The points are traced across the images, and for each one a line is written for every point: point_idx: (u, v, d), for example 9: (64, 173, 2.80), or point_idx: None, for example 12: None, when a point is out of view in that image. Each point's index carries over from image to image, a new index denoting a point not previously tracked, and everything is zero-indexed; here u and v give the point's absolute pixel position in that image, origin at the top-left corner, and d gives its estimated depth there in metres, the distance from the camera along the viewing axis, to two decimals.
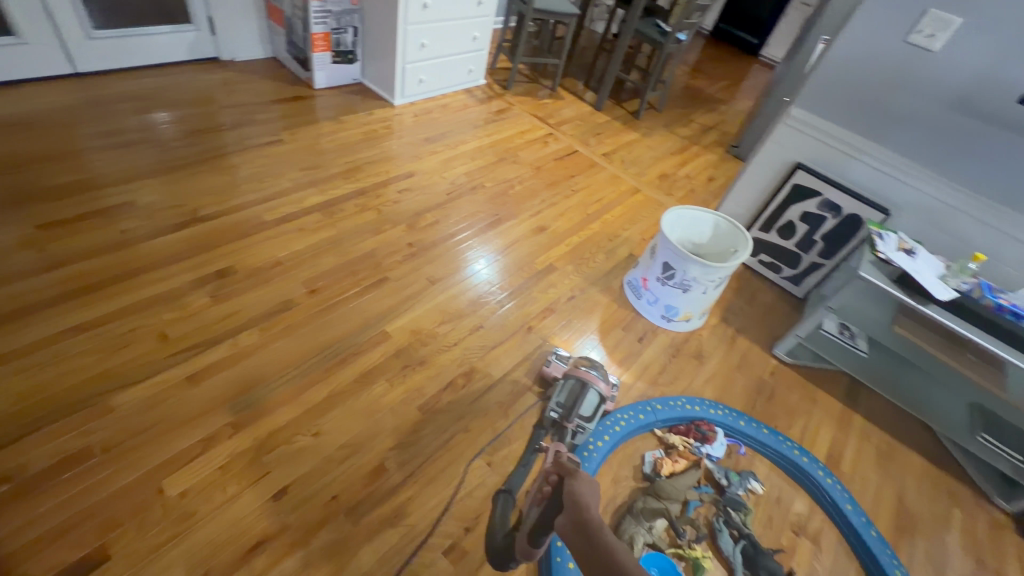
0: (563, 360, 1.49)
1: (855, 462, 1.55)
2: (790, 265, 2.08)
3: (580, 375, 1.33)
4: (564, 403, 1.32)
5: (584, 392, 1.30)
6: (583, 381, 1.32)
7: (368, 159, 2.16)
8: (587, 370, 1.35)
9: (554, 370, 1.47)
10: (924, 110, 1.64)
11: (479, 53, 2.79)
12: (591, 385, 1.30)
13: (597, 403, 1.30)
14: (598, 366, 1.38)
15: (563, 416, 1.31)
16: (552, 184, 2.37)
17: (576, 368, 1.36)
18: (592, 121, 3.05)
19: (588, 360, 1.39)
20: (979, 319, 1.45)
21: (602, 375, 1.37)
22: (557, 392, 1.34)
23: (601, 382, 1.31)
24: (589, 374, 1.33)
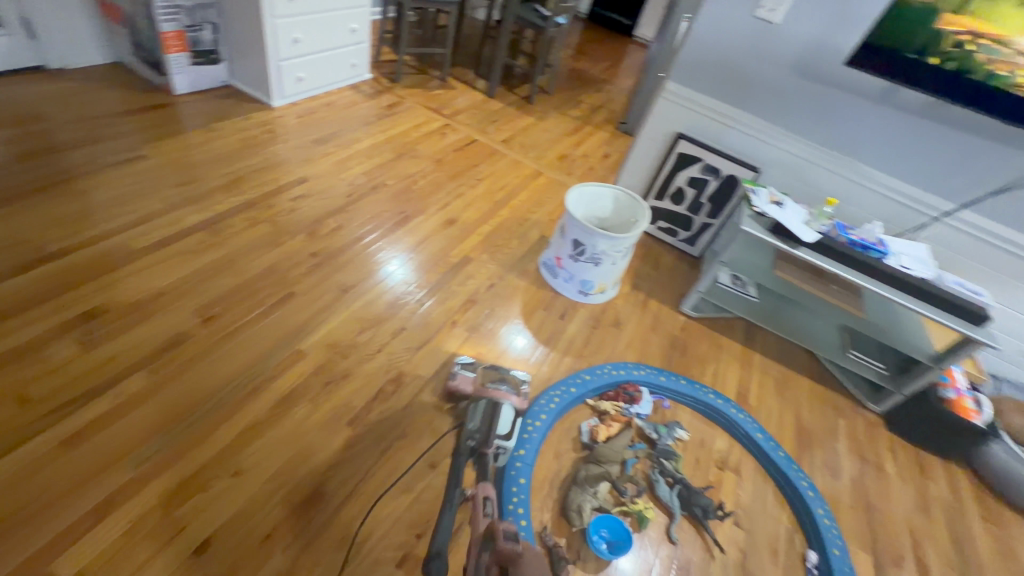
0: (468, 370, 1.44)
1: (760, 395, 1.74)
2: (685, 228, 2.26)
3: (490, 395, 1.36)
4: (480, 428, 1.31)
5: (498, 410, 1.34)
6: (494, 400, 1.36)
7: (252, 167, 1.98)
8: (497, 389, 1.39)
9: (462, 383, 1.40)
10: (775, 77, 1.85)
11: (360, 46, 2.65)
12: (504, 402, 1.36)
13: (510, 419, 1.35)
14: (505, 376, 1.45)
15: (481, 444, 1.28)
16: (456, 176, 2.34)
17: (483, 389, 1.38)
18: (486, 108, 3.05)
19: (492, 374, 1.45)
20: (838, 256, 1.67)
21: (511, 388, 1.43)
22: (471, 419, 1.32)
23: (513, 396, 1.38)
24: (498, 391, 1.38)
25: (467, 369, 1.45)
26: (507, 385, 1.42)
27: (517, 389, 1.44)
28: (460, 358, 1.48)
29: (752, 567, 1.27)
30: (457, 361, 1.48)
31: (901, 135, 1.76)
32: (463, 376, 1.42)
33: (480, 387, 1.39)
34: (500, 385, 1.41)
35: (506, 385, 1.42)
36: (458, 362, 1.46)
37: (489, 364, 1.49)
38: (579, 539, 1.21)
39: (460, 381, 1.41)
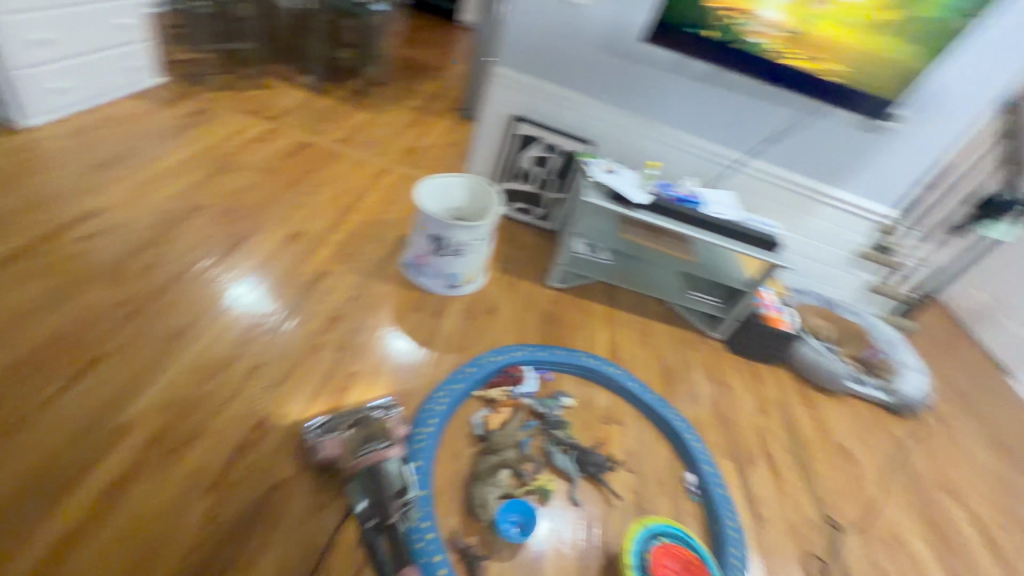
0: (329, 435, 1.21)
1: (627, 347, 1.91)
2: (538, 205, 2.35)
3: (364, 459, 1.16)
4: (371, 502, 1.13)
5: (381, 469, 1.16)
6: (371, 461, 1.17)
7: (11, 209, 1.56)
8: (369, 452, 1.17)
9: (328, 454, 1.19)
10: (589, 56, 1.99)
11: (136, 46, 2.22)
12: (383, 459, 1.17)
13: (399, 467, 1.18)
14: (371, 426, 1.23)
15: (382, 516, 1.12)
16: (292, 184, 2.12)
17: (354, 457, 1.17)
18: (316, 107, 2.81)
19: (356, 430, 1.22)
20: (666, 211, 1.89)
21: (386, 441, 1.21)
22: (357, 499, 1.13)
23: (389, 446, 1.19)
24: (370, 450, 1.18)
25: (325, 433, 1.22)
26: (377, 436, 1.21)
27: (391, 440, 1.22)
28: (310, 424, 1.24)
29: (646, 503, 1.41)
30: (308, 428, 1.24)
31: (696, 100, 2.02)
32: (325, 445, 1.20)
33: (350, 456, 1.17)
34: (370, 441, 1.19)
35: (377, 436, 1.21)
36: (311, 430, 1.22)
37: (348, 416, 1.26)
38: (490, 531, 1.21)
39: (326, 452, 1.19)
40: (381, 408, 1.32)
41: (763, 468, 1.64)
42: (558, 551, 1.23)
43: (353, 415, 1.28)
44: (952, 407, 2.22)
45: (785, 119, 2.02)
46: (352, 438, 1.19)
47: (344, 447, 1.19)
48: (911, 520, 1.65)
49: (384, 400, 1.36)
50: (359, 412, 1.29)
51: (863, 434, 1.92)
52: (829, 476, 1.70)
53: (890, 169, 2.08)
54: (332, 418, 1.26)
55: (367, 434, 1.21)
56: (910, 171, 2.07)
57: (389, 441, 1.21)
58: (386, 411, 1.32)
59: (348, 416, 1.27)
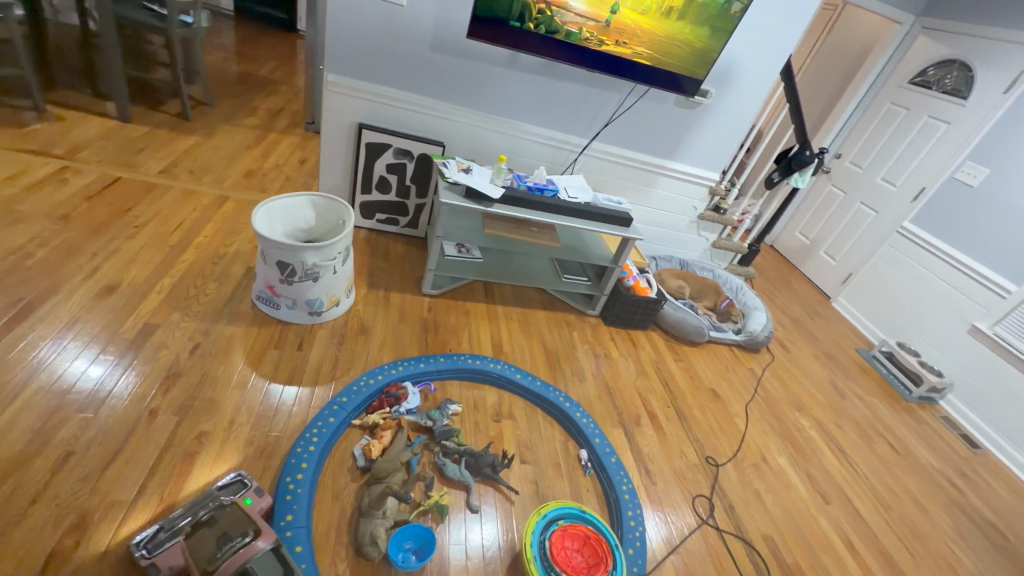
0: (162, 545, 0.98)
1: (510, 340, 1.93)
2: (402, 214, 2.28)
3: (225, 565, 0.91)
4: None
5: (250, 568, 0.91)
6: (235, 563, 0.91)
7: None
8: (230, 555, 0.92)
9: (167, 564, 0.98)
10: (421, 56, 1.96)
11: None
12: (252, 555, 0.93)
13: (274, 556, 0.95)
14: (224, 519, 0.98)
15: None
16: (100, 228, 1.80)
17: (209, 568, 0.91)
18: (126, 135, 2.42)
19: (205, 534, 0.96)
20: (523, 202, 1.93)
21: (248, 533, 0.97)
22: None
23: (255, 537, 0.95)
24: (231, 551, 0.93)
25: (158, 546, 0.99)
26: (237, 531, 0.97)
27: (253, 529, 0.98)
28: (134, 540, 0.99)
29: (544, 489, 1.42)
30: (132, 546, 0.99)
31: (534, 92, 2.09)
32: (163, 560, 0.97)
33: (204, 568, 0.91)
34: (228, 540, 0.95)
35: (236, 532, 0.97)
36: (135, 548, 0.97)
37: (188, 515, 1.05)
38: (384, 566, 1.13)
39: (166, 567, 0.98)
40: (232, 488, 1.12)
41: (647, 428, 1.75)
42: (462, 564, 1.18)
43: (197, 509, 1.07)
44: (791, 335, 2.59)
45: (616, 103, 2.18)
46: (202, 546, 0.94)
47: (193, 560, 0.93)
48: (772, 440, 1.88)
49: (232, 476, 1.14)
50: (202, 502, 1.08)
51: (726, 374, 2.15)
52: (704, 420, 1.87)
53: (709, 139, 2.35)
54: (167, 522, 1.03)
55: (223, 534, 0.96)
56: (725, 139, 2.36)
57: (254, 531, 0.98)
58: (238, 489, 1.12)
59: (188, 514, 1.05)
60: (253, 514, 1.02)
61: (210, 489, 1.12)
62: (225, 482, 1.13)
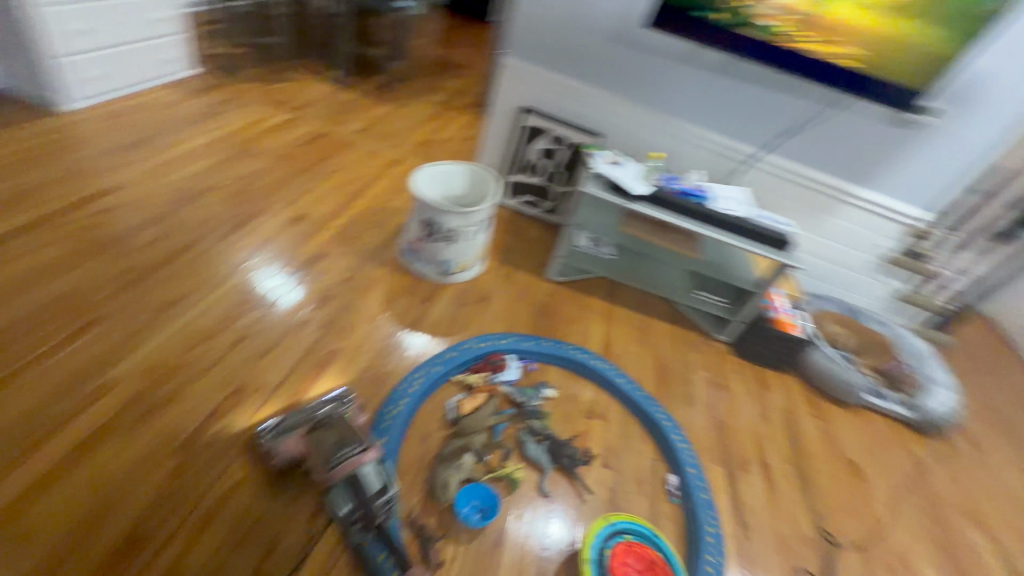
0: (280, 436, 1.16)
1: (622, 343, 1.86)
2: (545, 199, 2.33)
3: (339, 468, 1.05)
4: (353, 506, 1.07)
5: (358, 475, 1.06)
6: (347, 468, 1.06)
7: (43, 182, 1.69)
8: (345, 460, 1.06)
9: (285, 451, 1.14)
10: (596, 46, 1.96)
11: (173, 38, 2.37)
12: (359, 465, 1.06)
13: (378, 468, 1.09)
14: (339, 429, 1.12)
15: (367, 519, 1.06)
16: (304, 170, 2.19)
17: (328, 467, 1.06)
18: (339, 99, 2.90)
19: (324, 436, 1.11)
20: (668, 204, 1.83)
21: (359, 444, 1.09)
22: (338, 509, 1.09)
23: (363, 452, 1.07)
24: (345, 457, 1.06)
25: (277, 438, 1.17)
26: (350, 440, 1.09)
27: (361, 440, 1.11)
28: (261, 429, 1.19)
29: (620, 501, 1.35)
30: (260, 433, 1.19)
31: (707, 92, 1.95)
32: (280, 448, 1.14)
33: (325, 465, 1.07)
34: (342, 448, 1.08)
35: (350, 441, 1.09)
36: (262, 437, 1.17)
37: (300, 416, 1.20)
38: (449, 513, 1.20)
39: (283, 455, 1.14)
40: (337, 400, 1.26)
41: (755, 478, 1.54)
42: (518, 540, 1.20)
43: (307, 413, 1.21)
44: (987, 430, 2.02)
45: (804, 112, 1.92)
46: (323, 446, 1.09)
47: (315, 456, 1.09)
48: (922, 545, 1.52)
49: (339, 391, 1.28)
50: (314, 407, 1.23)
51: (876, 449, 1.78)
52: (831, 490, 1.58)
53: (920, 167, 1.94)
54: (284, 420, 1.20)
55: (340, 440, 1.10)
56: (942, 170, 1.92)
57: (364, 445, 1.10)
58: (341, 403, 1.25)
59: (302, 414, 1.21)
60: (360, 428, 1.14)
61: (320, 399, 1.28)
62: (332, 396, 1.28)
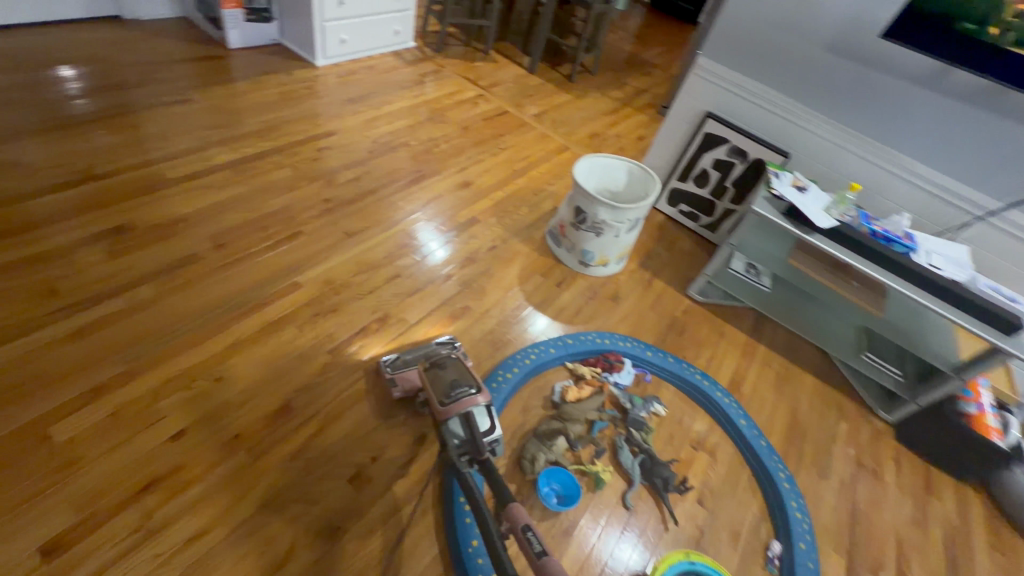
0: (398, 367, 1.30)
1: (755, 385, 1.67)
2: (706, 213, 2.18)
3: (455, 405, 1.10)
4: (463, 439, 1.06)
5: (471, 414, 1.10)
6: (463, 406, 1.11)
7: (287, 118, 2.10)
8: (461, 401, 1.11)
9: (403, 382, 1.28)
10: (810, 55, 1.75)
11: (404, 14, 2.74)
12: (473, 404, 1.11)
13: (487, 412, 1.15)
14: (453, 370, 1.17)
15: (475, 453, 1.05)
16: (479, 143, 2.37)
17: (443, 403, 1.11)
18: (525, 83, 3.04)
19: (440, 375, 1.17)
20: (856, 246, 1.57)
21: (473, 386, 1.16)
22: (449, 439, 1.06)
23: (477, 393, 1.13)
24: (461, 396, 1.12)
25: (397, 368, 1.31)
26: (464, 382, 1.15)
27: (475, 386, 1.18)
28: (382, 360, 1.32)
29: (707, 545, 1.24)
30: (381, 363, 1.33)
31: (947, 122, 1.61)
32: (400, 378, 1.29)
33: (440, 401, 1.12)
34: (457, 387, 1.14)
35: (464, 382, 1.15)
36: (384, 367, 1.31)
37: (416, 354, 1.35)
38: (529, 488, 1.23)
39: (402, 385, 1.29)
40: (446, 345, 1.39)
41: None
42: (588, 539, 1.18)
43: (422, 353, 1.36)
44: None
45: None
46: (438, 384, 1.15)
47: (431, 392, 1.14)
48: None
49: (447, 337, 1.42)
50: (427, 348, 1.38)
51: None
52: None
53: None
54: (402, 354, 1.35)
55: (454, 380, 1.16)
56: None
57: (476, 388, 1.16)
58: (450, 348, 1.39)
59: (418, 352, 1.36)
60: (472, 373, 1.20)
61: (431, 342, 1.43)
62: (441, 341, 1.41)
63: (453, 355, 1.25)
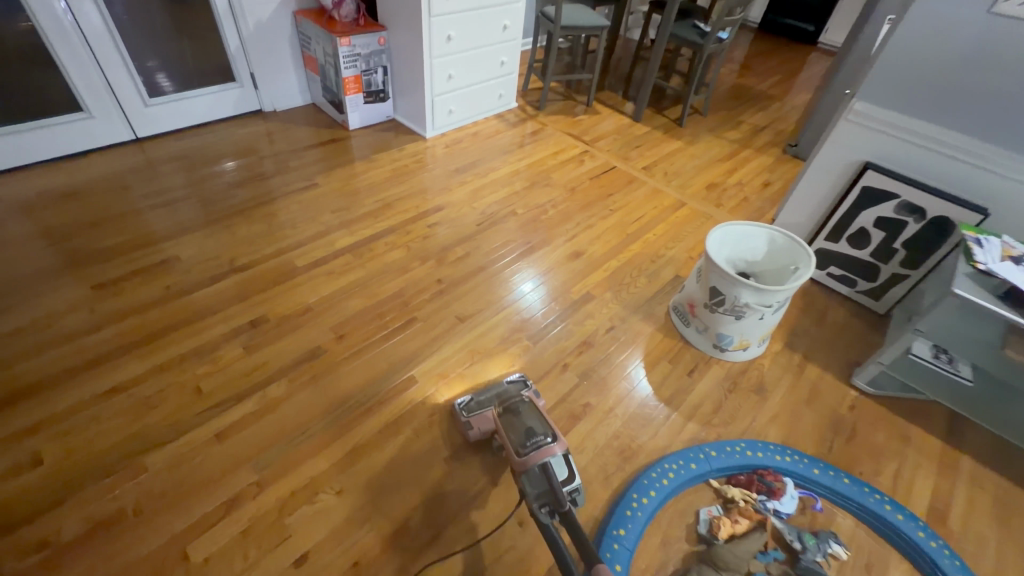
0: (471, 410, 1.31)
1: (965, 516, 1.29)
2: (866, 278, 1.83)
3: (532, 455, 1.09)
4: (542, 490, 1.01)
5: (550, 463, 1.07)
6: (539, 457, 1.09)
7: (400, 195, 2.15)
8: (538, 449, 1.09)
9: (477, 423, 1.29)
10: (1015, 92, 1.40)
11: (508, 77, 2.76)
12: (551, 453, 1.08)
13: (564, 460, 1.12)
14: (528, 418, 1.17)
15: (556, 504, 0.98)
16: (587, 205, 2.25)
17: (520, 454, 1.10)
18: (630, 132, 2.88)
19: (515, 421, 1.17)
20: None
21: (548, 431, 1.14)
22: (528, 490, 1.03)
23: (554, 441, 1.11)
24: (537, 445, 1.10)
25: (472, 411, 1.31)
26: (540, 431, 1.14)
27: (547, 430, 1.15)
28: (457, 403, 1.34)
29: None
30: (456, 407, 1.35)
31: None
32: (476, 420, 1.29)
33: (516, 451, 1.11)
34: (533, 436, 1.13)
35: (539, 431, 1.14)
36: (459, 410, 1.32)
37: (488, 394, 1.35)
38: None
39: (478, 427, 1.28)
40: (518, 384, 1.38)
41: None
42: None
43: (493, 393, 1.36)
44: None
45: None
46: (514, 433, 1.15)
47: (508, 442, 1.14)
48: None
49: (518, 375, 1.40)
50: (499, 388, 1.37)
51: None
52: None
53: None
54: (475, 394, 1.36)
55: (529, 429, 1.15)
56: None
57: (551, 436, 1.14)
58: (522, 386, 1.37)
59: (490, 392, 1.35)
60: (547, 420, 1.18)
61: (502, 381, 1.42)
62: (512, 379, 1.40)
63: (526, 399, 1.25)
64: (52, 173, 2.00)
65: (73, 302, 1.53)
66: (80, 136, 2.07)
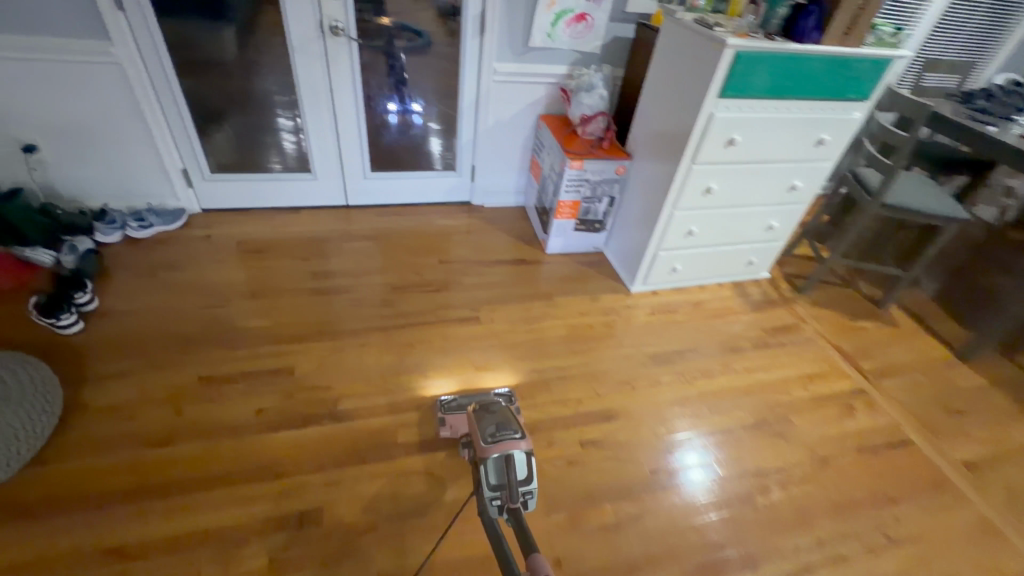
0: (447, 408, 1.37)
1: None
2: None
3: (497, 444, 1.00)
4: (498, 478, 0.97)
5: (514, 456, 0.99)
6: (505, 448, 1.00)
7: (564, 373, 1.60)
8: (503, 438, 1.01)
9: (452, 420, 1.34)
10: None
11: (771, 245, 2.01)
12: (517, 447, 0.99)
13: (529, 460, 1.02)
14: (501, 411, 1.09)
15: (508, 498, 0.92)
16: (843, 506, 1.35)
17: (486, 440, 1.01)
18: (948, 378, 1.81)
19: (486, 412, 1.08)
20: None
21: (519, 425, 1.06)
22: (485, 480, 0.97)
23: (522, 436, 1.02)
24: (504, 438, 1.02)
25: (450, 410, 1.37)
26: (511, 423, 1.06)
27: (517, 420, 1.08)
28: (440, 400, 1.39)
29: None
30: (439, 400, 1.40)
31: None
32: (451, 419, 1.34)
33: (482, 439, 1.02)
34: (503, 428, 1.04)
35: (511, 422, 1.06)
36: (439, 406, 1.38)
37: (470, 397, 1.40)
38: None
39: (451, 426, 1.33)
40: (502, 398, 1.43)
41: None
42: None
43: (476, 396, 1.41)
44: None
45: None
46: (483, 421, 1.06)
47: (476, 429, 1.05)
48: None
49: (504, 391, 1.45)
50: (483, 396, 1.42)
51: None
52: None
53: None
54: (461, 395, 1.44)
55: (500, 420, 1.06)
56: None
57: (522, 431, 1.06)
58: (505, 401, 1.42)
59: (473, 398, 1.40)
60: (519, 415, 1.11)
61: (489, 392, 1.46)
62: (500, 393, 1.45)
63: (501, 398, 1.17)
64: (263, 223, 2.05)
65: (170, 390, 1.37)
66: (299, 194, 2.11)
